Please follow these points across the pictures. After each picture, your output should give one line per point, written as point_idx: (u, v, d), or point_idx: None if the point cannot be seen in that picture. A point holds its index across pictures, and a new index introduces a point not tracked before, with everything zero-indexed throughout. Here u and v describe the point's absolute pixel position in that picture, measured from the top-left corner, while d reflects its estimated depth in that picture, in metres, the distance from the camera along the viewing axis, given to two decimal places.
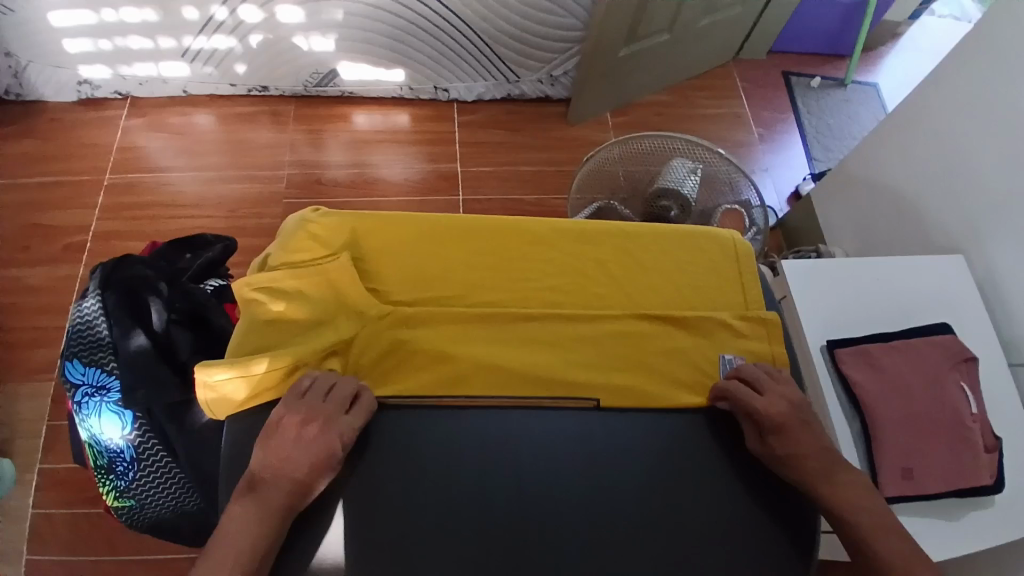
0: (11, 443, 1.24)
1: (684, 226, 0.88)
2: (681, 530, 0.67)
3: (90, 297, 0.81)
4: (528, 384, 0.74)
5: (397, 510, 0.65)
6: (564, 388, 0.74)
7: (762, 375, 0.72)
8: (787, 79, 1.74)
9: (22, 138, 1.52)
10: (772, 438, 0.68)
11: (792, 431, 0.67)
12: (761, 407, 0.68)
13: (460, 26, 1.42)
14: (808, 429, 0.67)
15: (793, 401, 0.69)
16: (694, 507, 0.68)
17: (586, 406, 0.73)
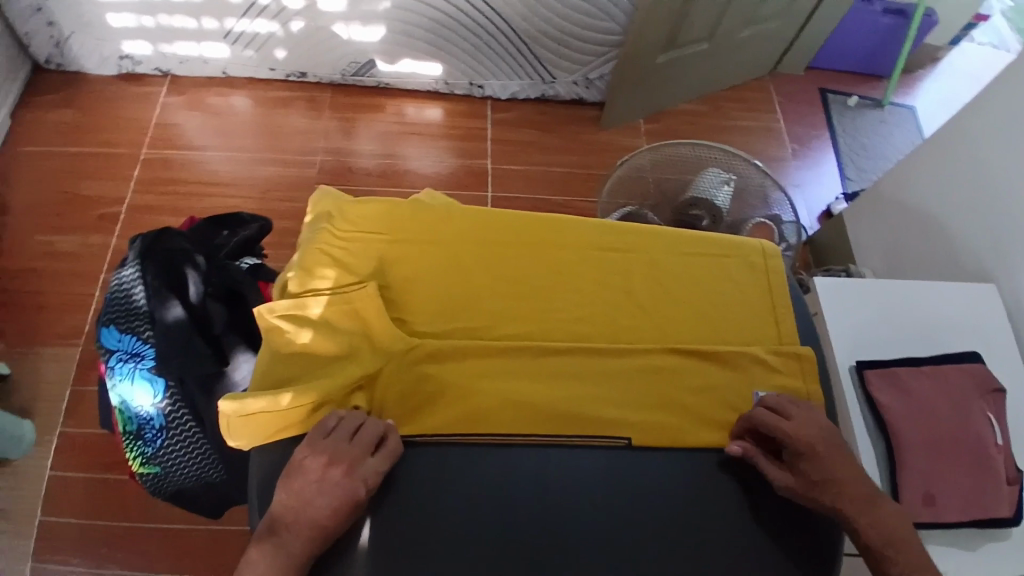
0: (33, 405, 1.26)
1: (712, 248, 0.83)
2: (704, 537, 0.66)
3: (129, 266, 0.84)
4: (556, 419, 0.70)
5: (415, 499, 0.64)
6: (592, 427, 0.70)
7: (790, 402, 0.68)
8: (824, 96, 1.72)
9: (63, 108, 1.55)
10: (804, 463, 0.64)
11: (824, 457, 0.63)
12: (793, 435, 0.65)
13: (500, 24, 1.43)
14: (841, 457, 0.64)
15: (822, 425, 0.66)
16: (714, 514, 0.67)
17: (617, 446, 0.70)
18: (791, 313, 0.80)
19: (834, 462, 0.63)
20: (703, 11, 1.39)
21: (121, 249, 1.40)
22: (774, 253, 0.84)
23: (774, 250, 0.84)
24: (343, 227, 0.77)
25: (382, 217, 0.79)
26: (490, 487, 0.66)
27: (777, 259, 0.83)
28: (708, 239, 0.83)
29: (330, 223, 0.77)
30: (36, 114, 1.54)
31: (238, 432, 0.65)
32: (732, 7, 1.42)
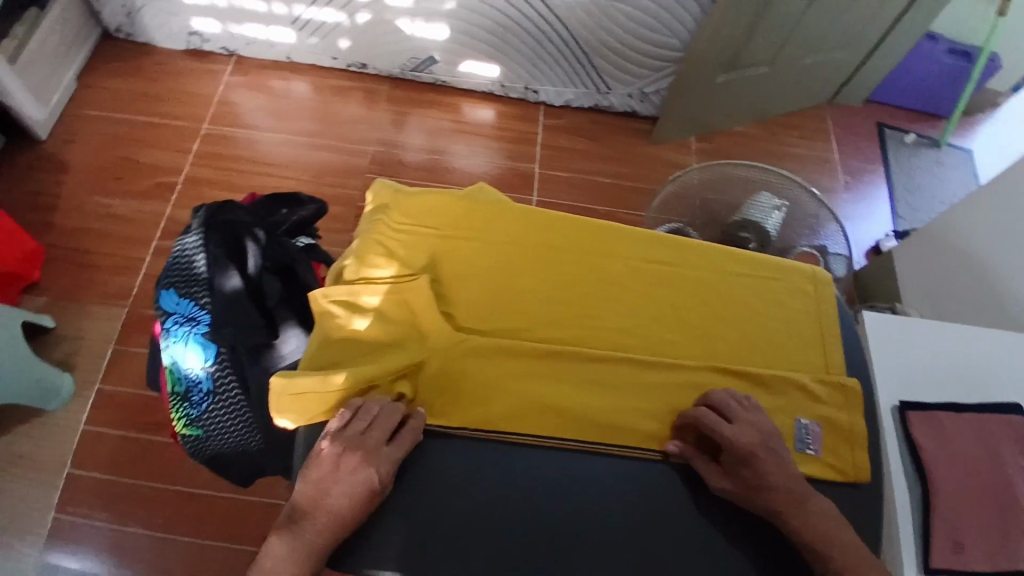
0: (75, 359, 1.30)
1: (764, 269, 0.81)
2: (729, 559, 0.65)
3: (192, 233, 0.88)
4: (589, 426, 0.69)
5: (443, 489, 0.65)
6: (629, 438, 0.69)
7: (734, 402, 0.69)
8: (881, 130, 1.70)
9: (130, 77, 1.61)
10: (744, 471, 0.65)
11: (760, 463, 0.64)
12: (729, 438, 0.65)
13: (562, 32, 1.44)
14: (771, 463, 0.65)
15: (761, 429, 0.67)
16: (741, 542, 0.66)
17: (652, 459, 0.69)
18: (838, 342, 0.78)
19: (762, 467, 0.64)
20: (767, 36, 1.39)
21: (173, 218, 1.44)
22: (825, 280, 0.82)
23: (826, 277, 0.82)
24: (402, 220, 0.78)
25: (437, 211, 0.79)
26: (518, 484, 0.66)
27: (828, 287, 0.81)
28: (761, 260, 0.81)
29: (387, 215, 0.79)
30: (106, 82, 1.60)
31: (287, 407, 0.66)
32: (797, 34, 1.41)
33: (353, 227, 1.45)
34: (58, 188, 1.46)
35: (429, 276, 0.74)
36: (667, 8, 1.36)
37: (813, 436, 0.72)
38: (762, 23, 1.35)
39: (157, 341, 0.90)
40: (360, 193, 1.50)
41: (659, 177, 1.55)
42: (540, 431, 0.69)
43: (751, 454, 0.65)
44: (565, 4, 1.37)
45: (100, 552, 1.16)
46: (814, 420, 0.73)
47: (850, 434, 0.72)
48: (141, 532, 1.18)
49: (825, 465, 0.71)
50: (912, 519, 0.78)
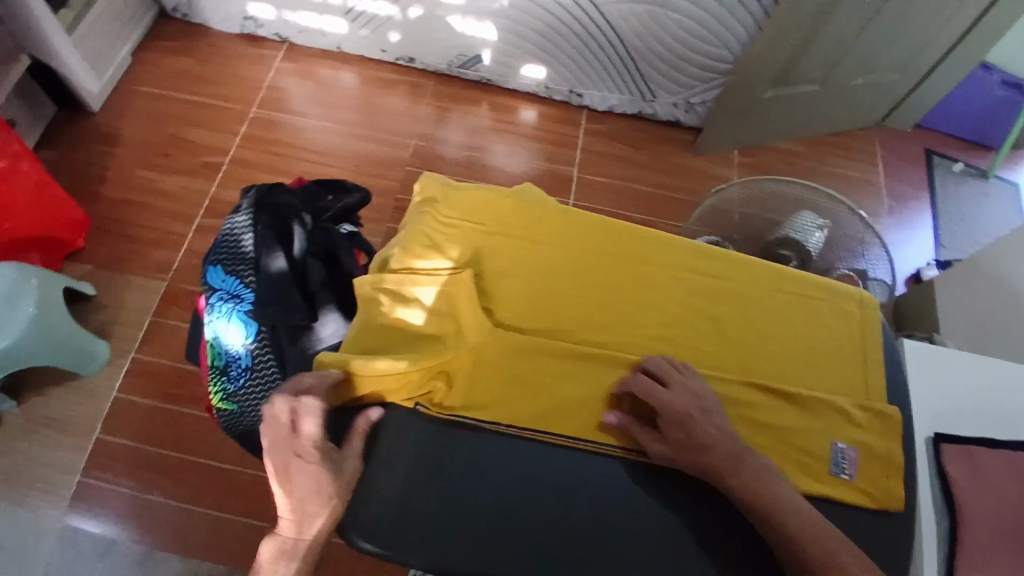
0: (113, 328, 1.34)
1: (810, 288, 0.80)
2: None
3: (242, 213, 0.91)
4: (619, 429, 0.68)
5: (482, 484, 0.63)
6: None
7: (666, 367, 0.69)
8: (929, 157, 1.66)
9: (184, 57, 1.64)
10: (677, 435, 0.65)
11: (694, 425, 0.65)
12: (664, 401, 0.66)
13: (612, 37, 1.44)
14: (704, 424, 0.65)
15: (696, 394, 0.68)
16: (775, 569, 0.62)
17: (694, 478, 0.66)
18: (881, 368, 0.76)
19: (694, 429, 0.65)
20: (820, 53, 1.37)
21: (216, 197, 1.47)
22: (871, 304, 0.80)
23: (872, 302, 0.80)
24: (449, 212, 0.79)
25: (484, 207, 0.80)
26: (556, 480, 0.64)
27: (874, 312, 0.80)
28: (808, 279, 0.80)
29: (434, 207, 0.80)
30: (160, 60, 1.64)
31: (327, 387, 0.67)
32: (852, 54, 1.39)
33: (390, 218, 1.47)
34: (107, 160, 1.50)
35: (472, 271, 0.75)
36: (721, 19, 1.36)
37: (849, 461, 0.70)
38: (816, 40, 1.33)
39: (201, 315, 0.92)
40: (400, 185, 1.51)
41: (698, 189, 1.54)
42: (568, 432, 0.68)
43: (687, 416, 0.65)
44: (617, 9, 1.37)
45: (125, 518, 1.19)
46: (851, 445, 0.71)
47: (887, 462, 0.71)
48: (165, 502, 1.20)
49: (859, 491, 0.69)
50: (937, 553, 0.74)
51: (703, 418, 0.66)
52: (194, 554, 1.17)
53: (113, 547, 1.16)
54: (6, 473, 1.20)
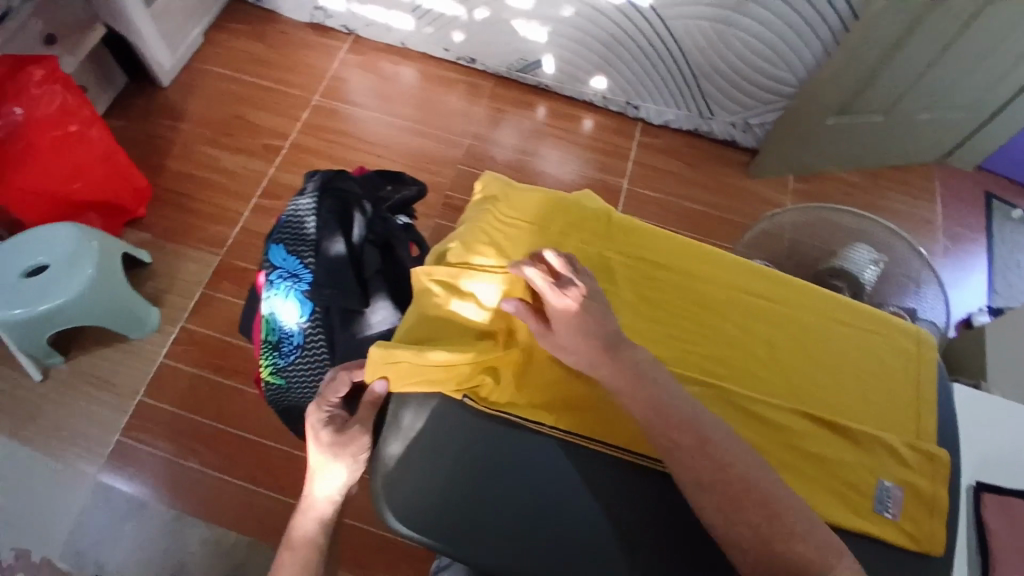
0: (165, 295, 1.39)
1: (866, 322, 0.79)
2: None
3: (307, 196, 0.93)
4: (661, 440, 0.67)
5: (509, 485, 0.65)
6: None
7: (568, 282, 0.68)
8: (989, 200, 1.62)
9: (254, 41, 1.70)
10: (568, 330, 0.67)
11: (586, 322, 0.67)
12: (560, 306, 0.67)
13: (675, 53, 1.44)
14: (593, 314, 0.67)
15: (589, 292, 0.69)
16: None
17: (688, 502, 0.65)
18: (934, 409, 0.75)
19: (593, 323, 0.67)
20: (887, 85, 1.35)
21: (273, 178, 1.52)
22: (928, 344, 0.79)
23: (930, 341, 0.79)
24: (509, 213, 0.81)
25: (545, 211, 0.81)
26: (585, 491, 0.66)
27: (931, 352, 0.78)
28: (865, 312, 0.79)
29: (495, 207, 0.81)
30: (230, 42, 1.69)
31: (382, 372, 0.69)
32: (920, 88, 1.37)
33: (438, 214, 1.49)
34: (172, 134, 1.56)
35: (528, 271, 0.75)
36: (789, 43, 1.35)
37: (893, 500, 0.69)
38: (884, 71, 1.31)
39: (258, 290, 0.95)
40: (451, 182, 1.53)
41: (748, 210, 1.54)
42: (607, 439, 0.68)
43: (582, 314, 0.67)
44: (684, 26, 1.38)
45: (159, 480, 1.23)
46: (897, 484, 0.70)
47: (932, 504, 0.68)
48: (198, 469, 1.24)
49: (901, 531, 0.67)
50: None
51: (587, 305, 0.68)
52: (221, 522, 1.20)
53: (145, 507, 1.20)
54: (52, 424, 1.25)
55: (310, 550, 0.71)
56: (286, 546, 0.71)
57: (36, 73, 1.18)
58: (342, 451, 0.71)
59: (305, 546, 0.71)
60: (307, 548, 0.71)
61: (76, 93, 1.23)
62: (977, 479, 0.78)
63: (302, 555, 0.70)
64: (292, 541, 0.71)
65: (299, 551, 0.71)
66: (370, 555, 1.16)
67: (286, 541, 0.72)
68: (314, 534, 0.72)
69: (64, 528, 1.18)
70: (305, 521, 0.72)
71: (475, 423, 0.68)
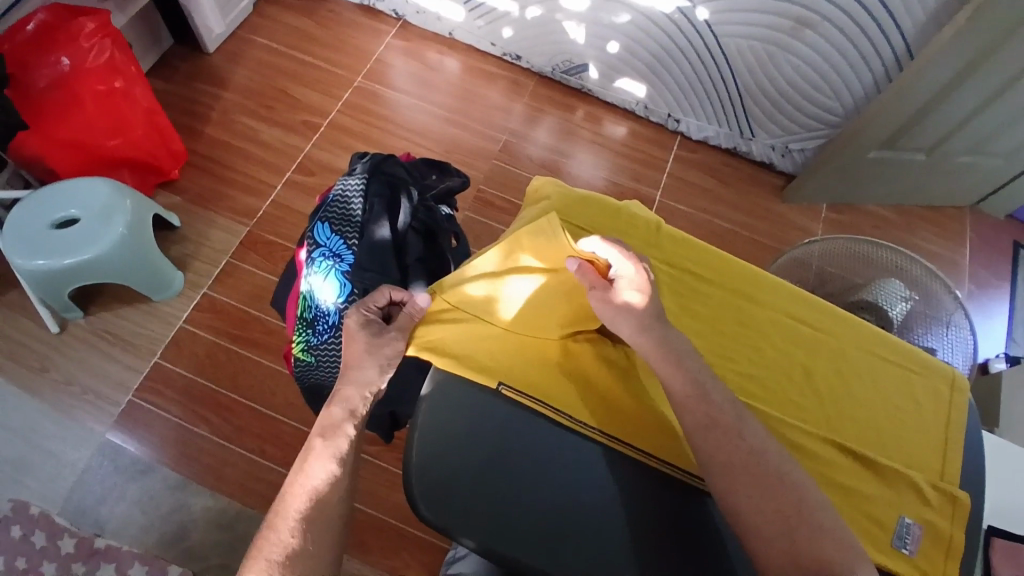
0: (191, 260, 1.39)
1: (902, 354, 0.79)
2: None
3: (355, 176, 0.93)
4: (685, 444, 0.70)
5: (528, 482, 0.64)
6: None
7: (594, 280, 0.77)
8: (1017, 250, 1.61)
9: (303, 17, 1.70)
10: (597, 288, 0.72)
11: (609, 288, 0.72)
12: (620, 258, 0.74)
13: (725, 71, 1.44)
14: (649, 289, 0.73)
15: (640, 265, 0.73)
16: None
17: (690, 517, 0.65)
18: (961, 451, 0.74)
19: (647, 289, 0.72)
20: (933, 126, 1.35)
21: (309, 155, 1.52)
22: (962, 387, 0.78)
23: (965, 385, 0.78)
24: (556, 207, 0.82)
25: (593, 213, 0.83)
26: (598, 497, 0.64)
27: (964, 396, 0.77)
28: (903, 348, 0.79)
29: (546, 202, 0.83)
30: (279, 15, 1.70)
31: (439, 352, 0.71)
32: (966, 133, 1.37)
33: (469, 207, 1.49)
34: (212, 100, 1.56)
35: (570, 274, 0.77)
36: (841, 72, 1.36)
37: (912, 537, 0.68)
38: (933, 112, 1.31)
39: (297, 266, 0.94)
40: (484, 176, 1.53)
41: (777, 234, 1.54)
42: (623, 435, 0.69)
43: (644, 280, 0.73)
44: (737, 45, 1.38)
45: (167, 444, 1.23)
46: (917, 520, 0.68)
47: (948, 545, 0.68)
48: (207, 436, 1.24)
49: (916, 568, 0.66)
50: None
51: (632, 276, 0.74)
52: (225, 491, 1.20)
53: (151, 470, 1.20)
54: (66, 377, 1.26)
55: (345, 442, 0.69)
56: (320, 433, 0.69)
57: (88, 25, 1.17)
58: (377, 349, 0.73)
59: (340, 438, 0.69)
60: (340, 439, 0.68)
61: (123, 49, 1.23)
62: (989, 524, 0.78)
63: (335, 445, 0.68)
64: (322, 430, 0.69)
65: (333, 440, 0.68)
66: (371, 539, 1.16)
67: (318, 430, 0.69)
68: (347, 426, 0.70)
69: (68, 482, 1.18)
70: (337, 414, 0.70)
71: (507, 410, 0.68)
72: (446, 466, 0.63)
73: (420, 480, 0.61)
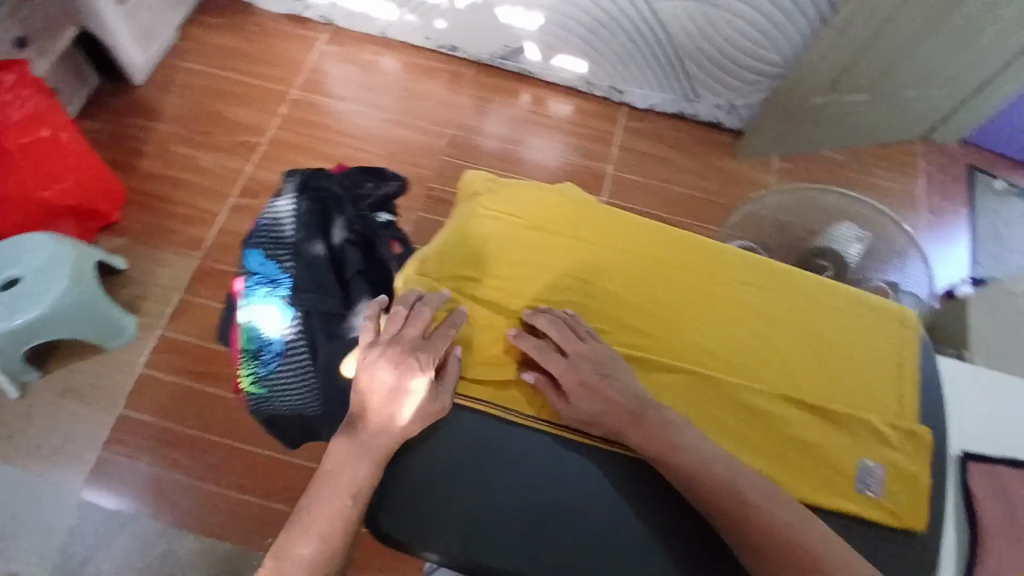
0: (144, 302, 1.35)
1: (850, 300, 0.78)
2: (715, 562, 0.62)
3: (285, 197, 0.90)
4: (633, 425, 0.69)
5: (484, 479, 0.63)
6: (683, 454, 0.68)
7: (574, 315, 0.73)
8: (971, 174, 1.62)
9: (230, 35, 1.66)
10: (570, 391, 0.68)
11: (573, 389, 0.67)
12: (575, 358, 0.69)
13: (661, 35, 1.42)
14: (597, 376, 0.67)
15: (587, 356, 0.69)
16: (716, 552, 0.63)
17: (638, 485, 0.65)
18: (917, 388, 0.73)
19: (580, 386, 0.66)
20: (873, 63, 1.34)
21: (250, 176, 1.48)
22: (911, 324, 0.77)
23: (912, 321, 0.77)
24: (488, 200, 0.82)
25: (527, 203, 0.81)
26: (552, 483, 0.64)
27: (914, 332, 0.77)
28: (849, 294, 0.79)
29: (479, 199, 0.82)
30: (204, 36, 1.65)
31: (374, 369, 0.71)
32: (907, 65, 1.36)
33: (421, 206, 1.46)
34: (147, 134, 1.52)
35: (505, 268, 0.77)
36: (776, 23, 1.34)
37: (875, 479, 0.67)
38: (873, 50, 1.30)
39: (236, 298, 0.92)
40: (432, 173, 1.50)
41: (733, 194, 1.53)
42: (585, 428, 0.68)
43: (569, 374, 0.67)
44: (671, 8, 1.36)
45: (145, 491, 1.20)
46: (879, 462, 0.68)
47: (915, 483, 0.67)
48: (184, 478, 1.22)
49: (885, 511, 0.66)
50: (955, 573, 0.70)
51: (581, 365, 0.68)
52: (208, 530, 1.18)
53: (135, 520, 1.18)
54: (32, 440, 1.23)
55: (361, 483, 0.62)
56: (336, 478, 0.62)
57: (8, 78, 1.13)
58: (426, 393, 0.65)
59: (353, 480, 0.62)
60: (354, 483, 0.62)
61: (48, 96, 1.18)
62: (963, 451, 0.76)
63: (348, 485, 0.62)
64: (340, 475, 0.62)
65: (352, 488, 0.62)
66: (362, 556, 1.15)
67: (335, 475, 0.62)
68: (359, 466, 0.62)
69: (53, 544, 1.16)
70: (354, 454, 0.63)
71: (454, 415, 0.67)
72: (405, 474, 0.63)
73: (388, 502, 0.62)
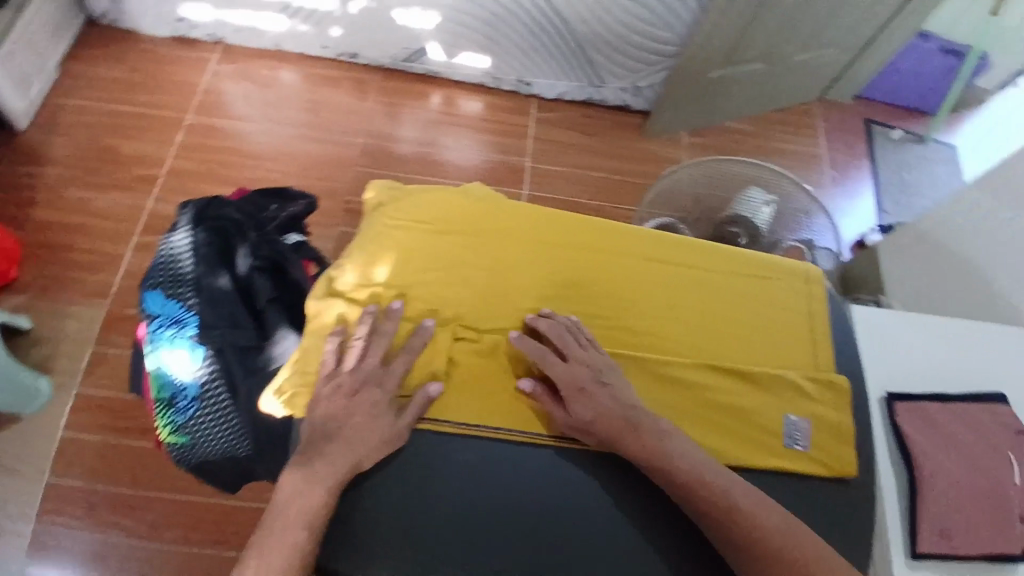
0: (53, 361, 1.26)
1: (758, 264, 0.80)
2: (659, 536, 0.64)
3: (180, 231, 0.85)
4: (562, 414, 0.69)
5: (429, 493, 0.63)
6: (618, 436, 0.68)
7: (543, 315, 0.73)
8: (868, 127, 1.71)
9: (113, 64, 1.56)
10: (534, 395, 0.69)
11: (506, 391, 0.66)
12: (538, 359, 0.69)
13: (559, 23, 1.44)
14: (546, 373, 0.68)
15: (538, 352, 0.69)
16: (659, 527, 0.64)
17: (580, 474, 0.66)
18: (829, 339, 0.76)
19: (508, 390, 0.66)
20: (762, 31, 1.39)
21: (154, 211, 1.41)
22: (816, 279, 0.80)
23: (817, 276, 0.81)
24: (393, 210, 0.79)
25: (434, 207, 0.79)
26: (496, 486, 0.64)
27: (820, 286, 0.80)
28: (756, 259, 0.81)
29: (384, 209, 0.80)
30: (84, 69, 1.55)
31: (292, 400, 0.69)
32: (793, 30, 1.42)
33: (341, 221, 1.42)
34: (33, 179, 1.41)
35: (417, 277, 0.75)
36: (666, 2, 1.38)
37: (802, 432, 0.70)
38: (760, 19, 1.35)
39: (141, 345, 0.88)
40: (348, 186, 1.46)
41: (651, 172, 1.55)
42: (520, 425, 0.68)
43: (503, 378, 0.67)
44: None
45: (79, 562, 1.12)
46: (803, 416, 0.70)
47: (838, 429, 0.70)
48: (121, 539, 1.15)
49: (815, 461, 0.68)
50: (898, 509, 0.73)
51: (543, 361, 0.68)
52: None
53: None
54: None
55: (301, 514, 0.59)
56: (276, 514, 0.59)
57: None
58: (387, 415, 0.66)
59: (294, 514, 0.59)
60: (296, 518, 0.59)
61: None
62: (886, 393, 0.80)
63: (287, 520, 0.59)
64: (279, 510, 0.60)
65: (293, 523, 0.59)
66: None
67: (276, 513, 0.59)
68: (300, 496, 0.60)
69: None
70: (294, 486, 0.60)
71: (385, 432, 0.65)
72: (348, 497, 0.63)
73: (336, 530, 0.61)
